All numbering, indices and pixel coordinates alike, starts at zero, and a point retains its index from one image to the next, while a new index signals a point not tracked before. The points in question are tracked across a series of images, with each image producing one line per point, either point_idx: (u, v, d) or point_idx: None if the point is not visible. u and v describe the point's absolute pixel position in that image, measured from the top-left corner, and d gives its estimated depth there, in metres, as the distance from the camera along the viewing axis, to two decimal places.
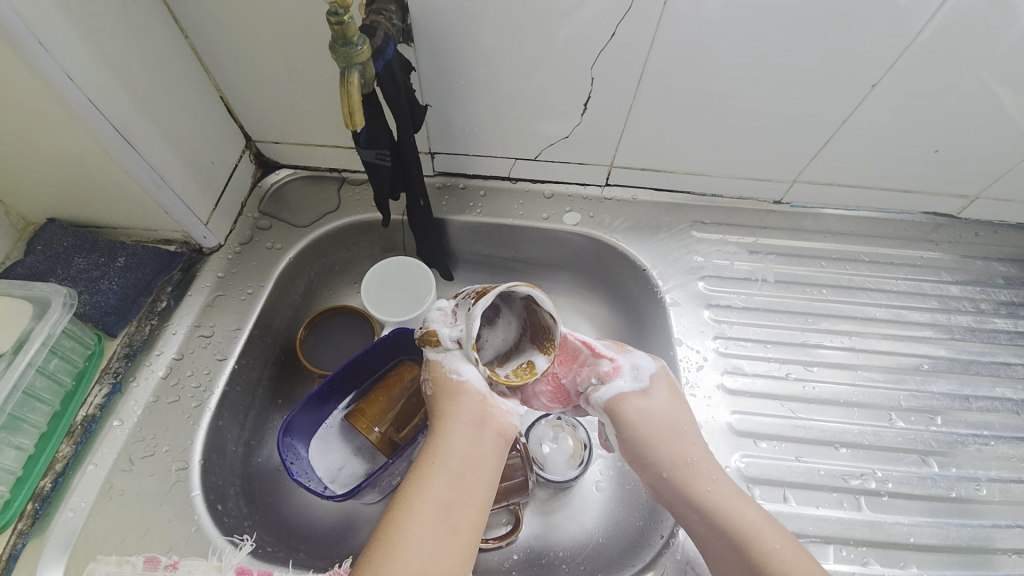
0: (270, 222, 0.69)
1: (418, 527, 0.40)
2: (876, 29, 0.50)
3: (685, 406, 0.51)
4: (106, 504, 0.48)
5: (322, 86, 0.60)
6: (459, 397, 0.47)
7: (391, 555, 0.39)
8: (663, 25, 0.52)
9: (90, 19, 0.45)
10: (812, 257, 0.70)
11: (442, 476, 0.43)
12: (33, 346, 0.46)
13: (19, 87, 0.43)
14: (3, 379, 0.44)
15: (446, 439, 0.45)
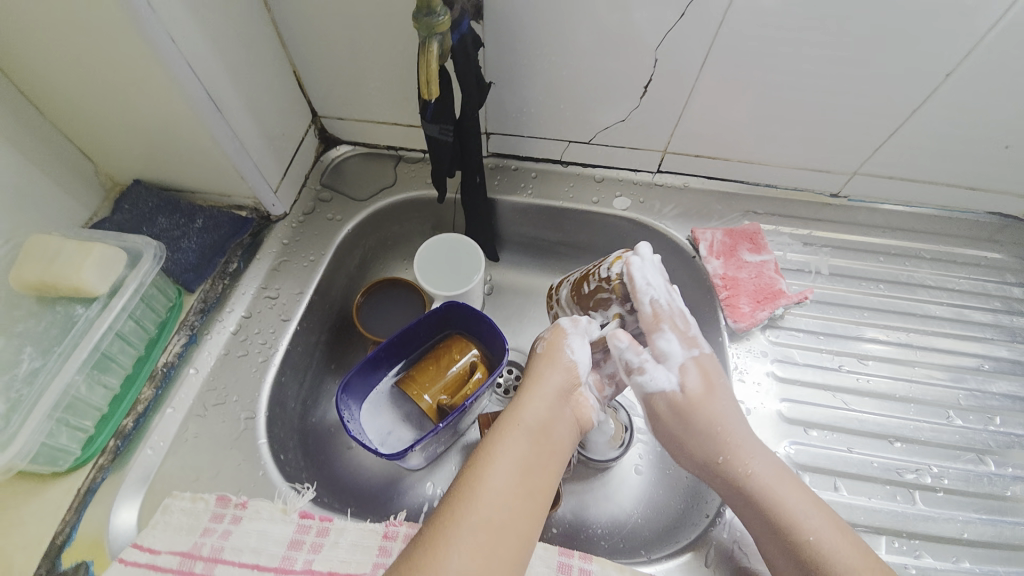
0: (331, 194, 0.73)
1: (502, 480, 0.42)
2: (957, 18, 0.49)
3: (717, 397, 0.51)
4: (181, 446, 0.50)
5: (391, 65, 0.62)
6: (557, 369, 0.51)
7: (473, 502, 0.40)
8: (735, 5, 0.51)
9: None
10: (869, 252, 0.68)
11: (526, 438, 0.45)
12: (127, 293, 0.47)
13: (128, 54, 0.46)
14: (101, 320, 0.46)
15: (534, 402, 0.48)
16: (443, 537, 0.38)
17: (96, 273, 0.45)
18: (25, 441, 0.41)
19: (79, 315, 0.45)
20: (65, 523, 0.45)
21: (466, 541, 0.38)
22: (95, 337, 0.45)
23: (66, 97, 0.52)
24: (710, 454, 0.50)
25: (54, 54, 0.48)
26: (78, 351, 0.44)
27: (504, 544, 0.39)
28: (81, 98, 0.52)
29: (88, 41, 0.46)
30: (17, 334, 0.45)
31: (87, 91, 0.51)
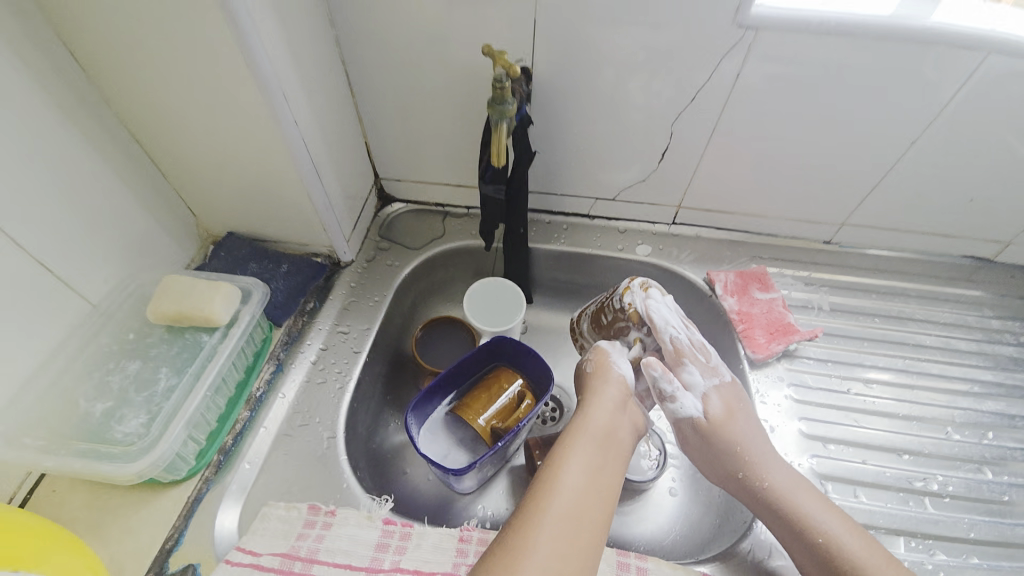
0: (389, 244, 0.83)
1: (577, 480, 0.50)
2: (911, 102, 0.62)
3: (738, 418, 0.58)
4: (273, 463, 0.57)
5: (450, 136, 0.75)
6: (613, 385, 0.58)
7: (553, 500, 0.48)
8: (739, 91, 0.64)
9: (310, 87, 0.61)
10: (862, 290, 0.78)
11: (592, 444, 0.53)
12: (244, 323, 0.55)
13: (263, 134, 0.58)
14: (224, 346, 0.53)
15: (593, 412, 0.56)
16: (529, 524, 0.46)
17: (226, 308, 0.54)
18: (162, 450, 0.46)
19: (205, 342, 0.53)
20: (176, 529, 0.50)
21: (548, 525, 0.46)
22: (221, 359, 0.52)
23: (192, 164, 0.63)
24: (733, 467, 0.56)
25: (196, 130, 0.59)
26: (208, 371, 0.51)
27: (581, 528, 0.47)
28: (204, 162, 0.63)
29: (229, 119, 0.57)
30: (151, 357, 0.52)
31: (213, 161, 0.62)
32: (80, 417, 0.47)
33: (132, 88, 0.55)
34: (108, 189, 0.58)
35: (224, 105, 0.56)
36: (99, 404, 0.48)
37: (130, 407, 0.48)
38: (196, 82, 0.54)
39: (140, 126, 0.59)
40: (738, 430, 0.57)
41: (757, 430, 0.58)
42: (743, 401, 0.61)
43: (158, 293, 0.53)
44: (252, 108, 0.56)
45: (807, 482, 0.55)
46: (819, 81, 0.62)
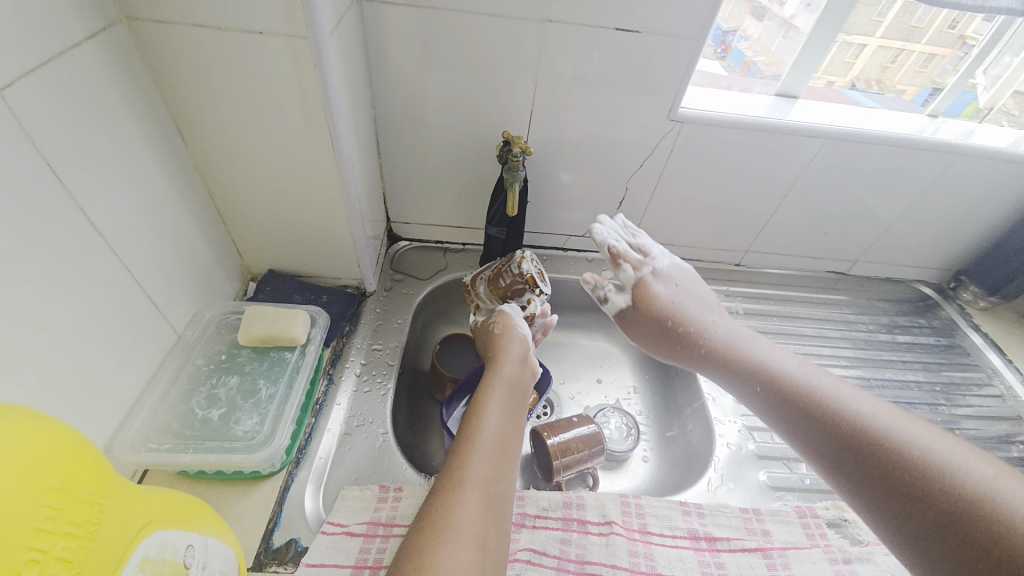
0: (402, 276, 0.98)
1: (498, 415, 0.69)
2: (781, 168, 0.92)
3: (682, 291, 0.80)
4: (343, 457, 0.69)
5: (456, 187, 0.94)
6: (512, 346, 0.80)
7: (489, 430, 0.67)
8: (676, 158, 0.91)
9: (362, 153, 0.78)
10: (763, 298, 1.07)
11: (505, 390, 0.74)
12: (317, 342, 0.69)
13: (328, 193, 0.72)
14: (305, 361, 0.66)
15: (505, 365, 0.77)
16: (466, 454, 0.63)
17: (305, 328, 0.67)
18: (277, 442, 0.58)
19: (288, 359, 0.66)
20: (274, 512, 0.62)
21: (479, 453, 0.63)
22: (306, 371, 0.65)
23: (253, 214, 0.75)
24: (721, 346, 0.73)
25: (269, 189, 0.72)
26: (297, 380, 0.64)
27: (500, 455, 0.65)
28: (264, 210, 0.75)
29: (299, 177, 0.70)
30: (248, 373, 0.64)
31: (274, 212, 0.75)
32: (202, 421, 0.59)
33: (219, 152, 0.67)
34: (190, 235, 0.68)
35: (301, 169, 0.69)
36: (215, 410, 0.60)
37: (241, 413, 0.60)
38: (281, 151, 0.67)
39: (215, 183, 0.71)
40: (668, 292, 0.79)
41: (740, 332, 0.75)
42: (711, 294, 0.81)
43: (247, 321, 0.66)
44: (325, 175, 0.70)
45: (796, 359, 0.69)
46: (725, 154, 0.90)
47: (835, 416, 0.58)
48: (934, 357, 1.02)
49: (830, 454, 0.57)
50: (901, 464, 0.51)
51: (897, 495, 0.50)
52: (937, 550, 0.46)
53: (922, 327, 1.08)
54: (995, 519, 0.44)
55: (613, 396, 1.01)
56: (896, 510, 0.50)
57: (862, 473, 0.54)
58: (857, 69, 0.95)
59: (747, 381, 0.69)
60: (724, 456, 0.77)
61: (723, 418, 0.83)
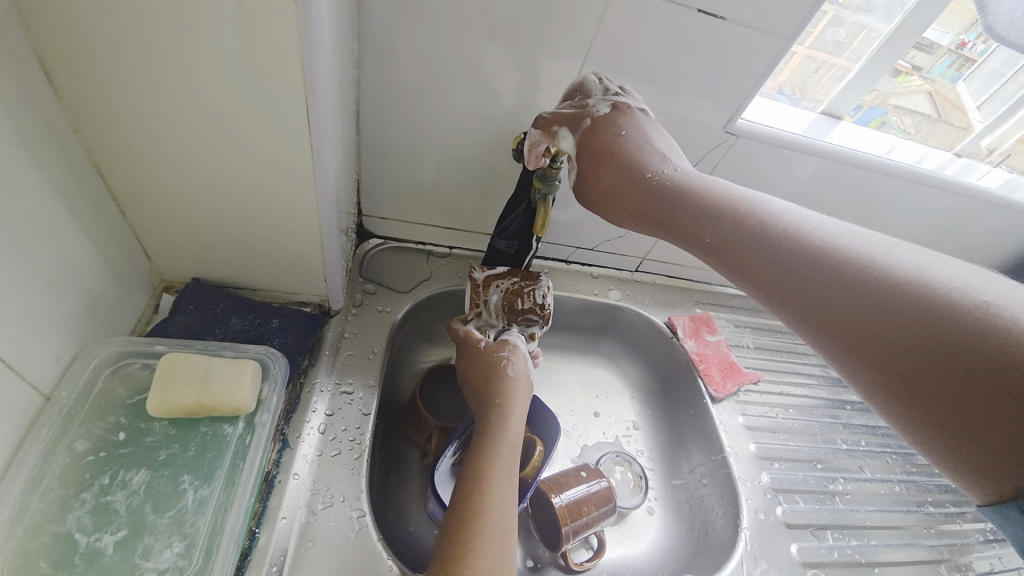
0: (375, 286, 0.78)
1: (502, 491, 0.53)
2: (817, 198, 0.84)
3: (634, 141, 0.58)
4: (304, 557, 0.51)
5: (452, 182, 0.75)
6: (516, 386, 0.64)
7: (492, 513, 0.50)
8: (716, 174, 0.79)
9: (341, 131, 0.57)
10: (772, 329, 1.00)
11: (511, 454, 0.57)
12: (272, 405, 0.51)
13: (290, 189, 0.51)
14: (254, 440, 0.48)
15: (513, 418, 0.61)
16: (466, 548, 0.46)
17: (254, 389, 0.49)
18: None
19: (229, 435, 0.48)
20: None
21: (482, 544, 0.47)
22: (255, 457, 0.47)
23: (170, 205, 0.52)
24: (688, 197, 0.57)
25: (197, 174, 0.49)
26: (244, 474, 0.46)
27: (508, 544, 0.49)
28: (187, 201, 0.52)
29: (248, 160, 0.48)
30: (163, 465, 0.45)
31: (203, 206, 0.52)
32: (87, 557, 0.40)
33: (117, 119, 0.44)
34: (61, 236, 0.45)
35: (252, 151, 0.47)
36: (109, 535, 0.41)
37: (155, 535, 0.42)
38: (222, 124, 0.45)
39: (111, 160, 0.47)
40: (631, 146, 0.58)
41: (722, 180, 0.59)
42: (644, 134, 0.59)
43: (164, 379, 0.47)
44: (290, 162, 0.49)
45: (791, 204, 0.54)
46: (766, 175, 0.79)
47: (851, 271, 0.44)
48: None
49: (850, 327, 0.43)
50: (945, 328, 0.38)
51: (941, 385, 0.37)
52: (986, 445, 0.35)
53: None
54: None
55: (612, 433, 0.88)
56: (948, 393, 0.37)
57: (864, 353, 0.42)
58: (893, 101, 0.82)
59: (739, 244, 0.52)
60: (752, 526, 0.72)
61: (748, 477, 0.77)
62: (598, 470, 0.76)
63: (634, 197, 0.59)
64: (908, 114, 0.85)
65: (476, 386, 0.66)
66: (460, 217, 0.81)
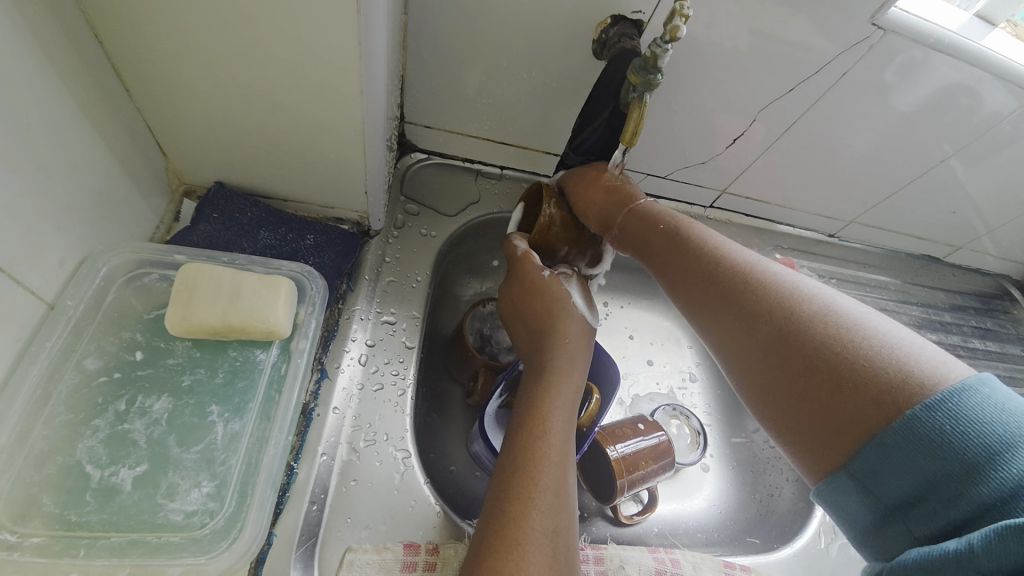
0: (418, 207, 0.69)
1: (563, 444, 0.46)
2: (956, 126, 0.68)
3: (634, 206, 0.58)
4: (346, 497, 0.46)
5: (513, 84, 0.63)
6: (578, 326, 0.55)
7: (552, 467, 0.43)
8: (838, 88, 0.64)
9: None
10: (858, 282, 0.88)
11: (573, 401, 0.50)
12: (309, 332, 0.44)
13: (329, 70, 0.40)
14: (291, 370, 0.42)
15: (577, 361, 0.53)
16: (526, 502, 0.41)
17: (289, 312, 0.42)
18: (244, 533, 0.36)
19: (262, 362, 0.42)
20: None
21: (544, 499, 0.41)
22: (293, 389, 0.41)
23: (183, 85, 0.42)
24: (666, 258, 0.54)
25: (211, 43, 0.39)
26: (280, 408, 0.40)
27: (569, 497, 0.43)
28: (203, 80, 0.42)
29: (274, 24, 0.37)
30: (187, 392, 0.40)
31: (222, 87, 0.42)
32: (101, 494, 0.35)
33: None
34: (55, 113, 0.36)
35: (280, 13, 0.36)
36: (126, 470, 0.36)
37: (177, 472, 0.37)
38: None
39: (107, 16, 0.37)
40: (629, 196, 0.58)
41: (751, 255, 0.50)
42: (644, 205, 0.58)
43: (186, 294, 0.40)
44: (328, 29, 0.37)
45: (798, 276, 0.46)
46: (902, 93, 0.64)
47: (782, 326, 0.41)
48: (1020, 371, 0.91)
49: (782, 350, 0.41)
50: (862, 375, 0.35)
51: (819, 388, 0.37)
52: (824, 425, 0.36)
53: (1009, 334, 0.94)
54: (932, 402, 0.32)
55: (667, 384, 0.81)
56: (824, 392, 0.37)
57: (778, 359, 0.41)
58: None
59: (705, 294, 0.49)
60: None
61: None
62: (657, 423, 0.69)
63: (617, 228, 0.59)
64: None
65: (529, 321, 0.57)
66: (518, 130, 0.69)
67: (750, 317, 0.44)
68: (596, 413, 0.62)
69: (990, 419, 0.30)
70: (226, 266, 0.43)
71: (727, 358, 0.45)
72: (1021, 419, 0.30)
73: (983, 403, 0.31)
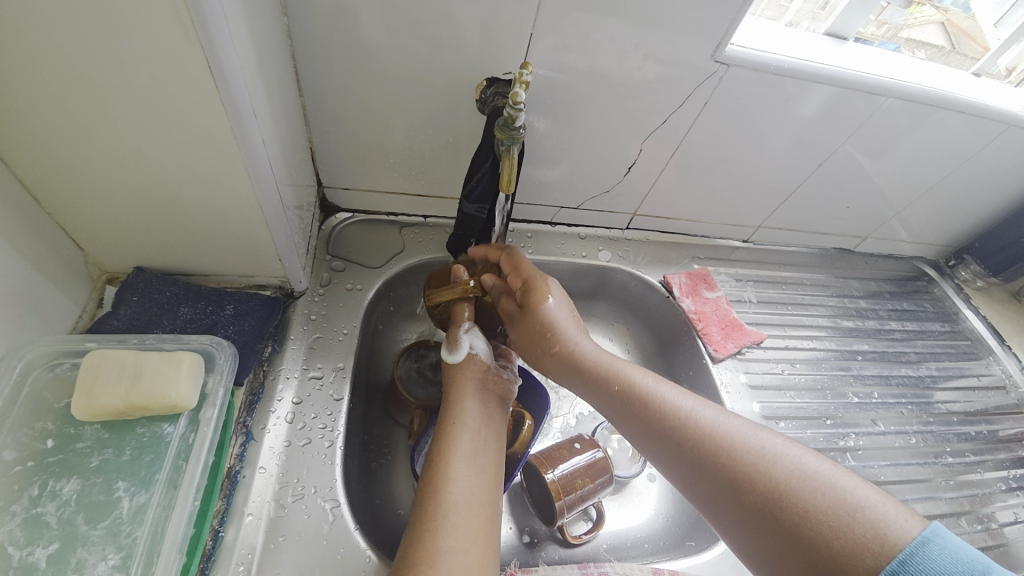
0: (344, 264, 0.73)
1: (463, 483, 0.49)
2: (823, 135, 0.76)
3: (555, 311, 0.63)
4: (274, 553, 0.48)
5: (415, 144, 0.69)
6: (470, 368, 0.61)
7: (454, 508, 0.47)
8: (709, 112, 0.70)
9: (273, 92, 0.50)
10: (776, 282, 0.94)
11: (473, 439, 0.53)
12: (217, 401, 0.47)
13: (215, 161, 0.45)
14: (200, 437, 0.45)
15: (465, 404, 0.57)
16: (431, 531, 0.45)
17: (193, 384, 0.45)
18: None
19: (169, 434, 0.45)
20: None
21: (453, 535, 0.45)
22: (201, 455, 0.44)
23: (84, 189, 0.47)
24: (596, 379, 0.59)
25: (103, 152, 0.44)
26: (189, 474, 0.43)
27: (477, 515, 0.47)
28: (102, 182, 0.46)
29: (154, 130, 0.42)
30: (96, 471, 0.42)
31: (121, 186, 0.47)
32: (18, 573, 0.37)
33: None
34: None
35: (160, 122, 0.42)
36: (41, 549, 0.38)
37: (90, 546, 0.39)
38: (116, 91, 0.39)
39: (0, 139, 0.42)
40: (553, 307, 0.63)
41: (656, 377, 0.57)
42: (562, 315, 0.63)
43: (89, 381, 0.43)
44: (207, 130, 0.43)
45: (701, 400, 0.54)
46: (765, 113, 0.71)
47: (726, 466, 0.47)
48: (940, 346, 0.96)
49: (722, 478, 0.47)
50: (790, 501, 0.43)
51: (763, 514, 0.44)
52: (764, 550, 0.43)
53: (927, 313, 1.00)
54: (906, 556, 0.37)
55: None
56: (764, 519, 0.44)
57: (726, 489, 0.47)
58: (906, 34, 0.74)
59: (642, 424, 0.54)
60: None
61: None
62: (593, 440, 0.72)
63: (539, 343, 0.62)
64: (926, 49, 0.76)
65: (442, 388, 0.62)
66: (430, 182, 0.75)
67: (712, 461, 0.48)
68: (528, 437, 0.65)
69: (948, 569, 0.36)
70: (133, 348, 0.47)
71: (689, 494, 0.50)
72: (973, 562, 0.36)
73: (943, 553, 0.36)
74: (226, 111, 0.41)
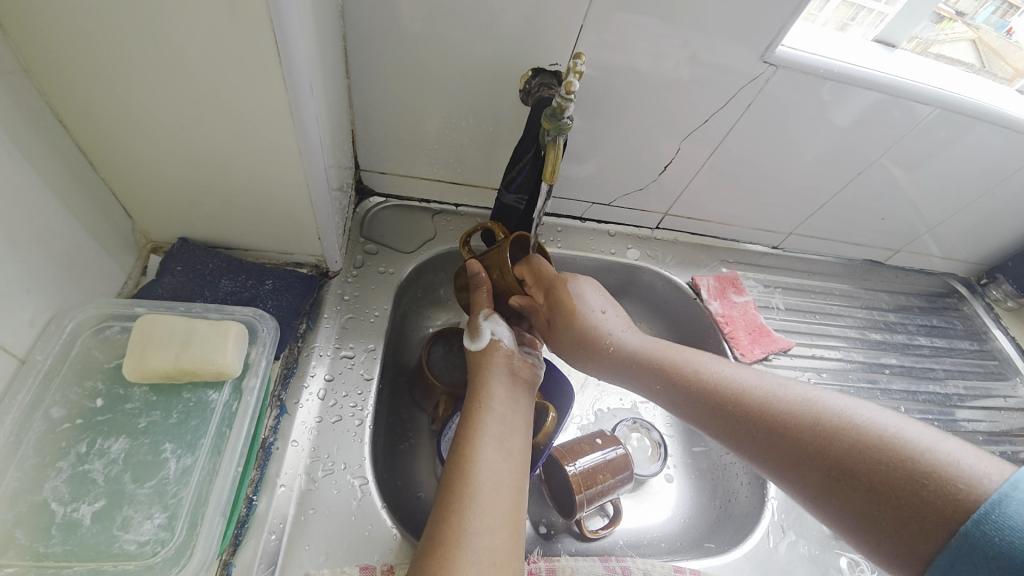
0: (377, 247, 0.74)
1: (489, 467, 0.49)
2: (865, 144, 0.75)
3: (586, 308, 0.63)
4: (304, 525, 0.49)
5: (454, 131, 0.69)
6: (496, 354, 0.61)
7: (480, 492, 0.46)
8: (752, 114, 0.70)
9: (325, 71, 0.50)
10: (804, 290, 0.93)
11: (499, 425, 0.53)
12: (259, 372, 0.48)
13: (268, 136, 0.46)
14: (243, 406, 0.46)
15: (488, 392, 0.56)
16: (456, 515, 0.45)
17: (238, 353, 0.46)
18: (193, 559, 0.39)
19: (214, 401, 0.46)
20: None
21: (481, 520, 0.44)
22: (244, 423, 0.45)
23: (139, 157, 0.47)
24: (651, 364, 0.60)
25: (161, 121, 0.44)
26: (231, 441, 0.44)
27: (503, 498, 0.47)
28: (156, 151, 0.47)
29: (213, 102, 0.43)
30: (143, 432, 0.43)
31: (175, 156, 0.48)
32: (65, 527, 0.38)
33: (65, 58, 0.39)
34: (26, 189, 0.41)
35: (219, 94, 0.42)
36: (87, 506, 0.39)
37: (135, 505, 0.40)
38: (181, 61, 0.39)
39: (67, 103, 0.42)
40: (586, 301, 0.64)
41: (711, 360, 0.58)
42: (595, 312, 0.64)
43: (141, 344, 0.44)
44: (264, 105, 0.43)
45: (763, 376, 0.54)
46: (809, 118, 0.70)
47: (806, 436, 0.46)
48: (968, 365, 0.95)
49: (803, 448, 0.46)
50: (879, 460, 0.42)
51: (854, 475, 0.42)
52: (863, 518, 0.41)
53: (956, 330, 0.99)
54: (980, 516, 0.35)
55: (630, 399, 0.84)
56: (857, 480, 0.42)
57: (809, 460, 0.46)
58: (936, 49, 0.73)
59: (710, 407, 0.54)
60: (780, 496, 0.69)
61: None
62: (614, 437, 0.72)
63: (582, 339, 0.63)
64: (960, 64, 0.74)
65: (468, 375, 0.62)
66: (465, 171, 0.75)
67: (785, 440, 0.48)
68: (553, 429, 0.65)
69: None
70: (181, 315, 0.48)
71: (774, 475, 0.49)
72: None
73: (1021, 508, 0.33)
74: (284, 87, 0.42)
